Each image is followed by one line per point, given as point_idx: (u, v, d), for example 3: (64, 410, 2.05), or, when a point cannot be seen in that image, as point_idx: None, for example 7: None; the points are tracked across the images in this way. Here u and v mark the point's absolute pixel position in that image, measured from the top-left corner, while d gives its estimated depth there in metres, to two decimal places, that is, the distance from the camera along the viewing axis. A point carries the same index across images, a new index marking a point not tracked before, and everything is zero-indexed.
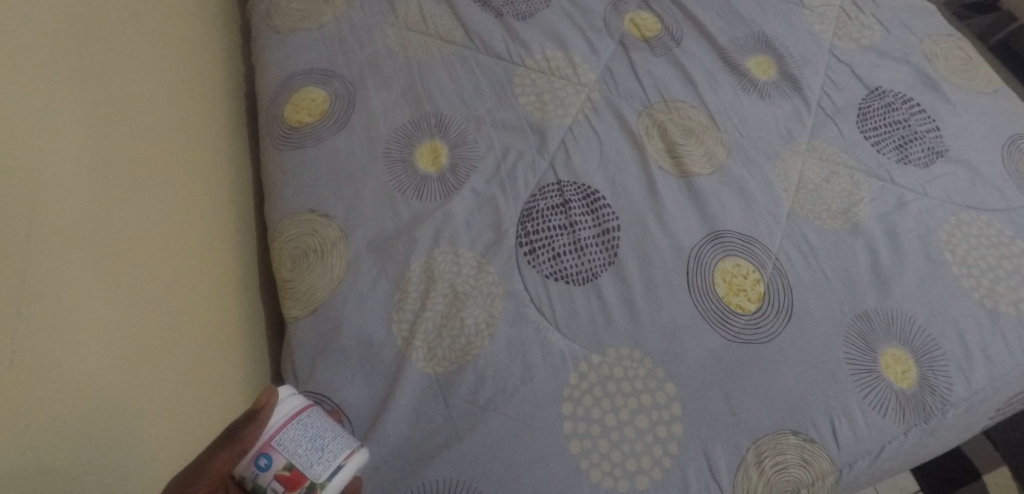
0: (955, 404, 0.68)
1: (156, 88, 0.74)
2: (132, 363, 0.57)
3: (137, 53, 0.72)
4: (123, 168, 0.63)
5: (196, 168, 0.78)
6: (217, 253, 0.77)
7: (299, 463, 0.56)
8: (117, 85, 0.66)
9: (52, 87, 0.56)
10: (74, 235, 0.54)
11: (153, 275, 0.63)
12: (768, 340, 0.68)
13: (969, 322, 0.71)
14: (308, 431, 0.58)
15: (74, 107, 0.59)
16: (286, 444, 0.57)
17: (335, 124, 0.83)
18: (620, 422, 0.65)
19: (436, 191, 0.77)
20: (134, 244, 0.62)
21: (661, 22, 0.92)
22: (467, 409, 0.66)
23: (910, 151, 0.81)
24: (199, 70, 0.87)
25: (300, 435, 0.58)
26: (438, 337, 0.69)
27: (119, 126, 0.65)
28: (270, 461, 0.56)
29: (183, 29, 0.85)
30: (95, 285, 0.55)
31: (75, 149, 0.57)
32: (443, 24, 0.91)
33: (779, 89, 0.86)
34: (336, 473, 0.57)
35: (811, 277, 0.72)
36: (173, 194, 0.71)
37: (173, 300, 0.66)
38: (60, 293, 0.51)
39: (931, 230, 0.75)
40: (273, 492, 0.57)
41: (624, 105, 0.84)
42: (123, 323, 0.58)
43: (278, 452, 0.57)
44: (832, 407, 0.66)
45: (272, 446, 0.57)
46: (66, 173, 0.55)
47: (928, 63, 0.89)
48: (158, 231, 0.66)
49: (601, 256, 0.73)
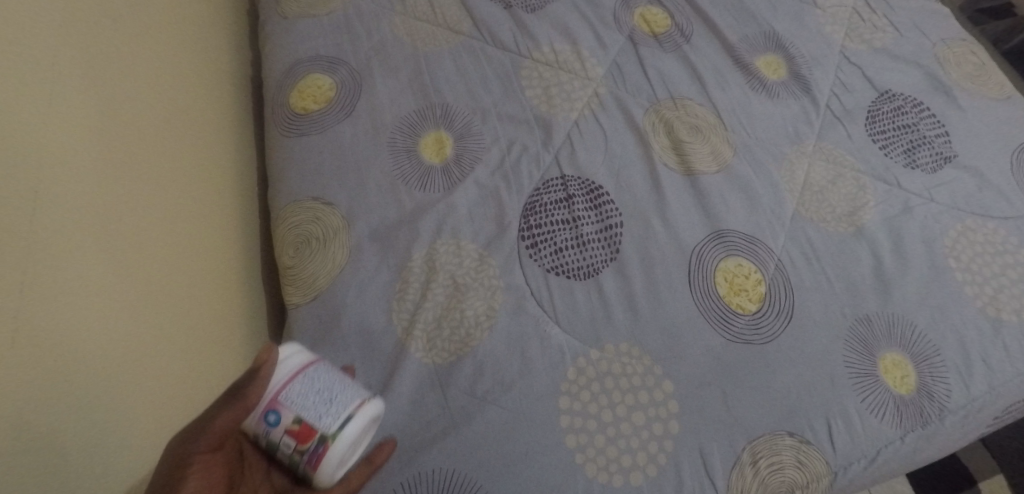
0: (953, 411, 0.68)
1: (162, 71, 0.72)
2: (144, 353, 0.56)
3: (144, 34, 0.70)
4: (131, 151, 0.62)
5: (202, 154, 0.77)
6: (221, 241, 0.76)
7: (307, 417, 0.56)
8: (124, 65, 0.65)
9: (61, 67, 0.55)
10: (88, 223, 0.53)
11: (160, 261, 0.62)
12: (768, 341, 0.68)
13: (970, 329, 0.70)
14: (315, 385, 0.58)
15: (85, 88, 0.57)
16: (293, 399, 0.57)
17: (341, 112, 0.82)
18: (617, 418, 0.65)
19: (440, 182, 0.77)
20: (142, 228, 0.61)
21: (671, 18, 0.91)
22: (465, 400, 0.66)
23: (918, 156, 0.80)
24: (207, 53, 0.85)
25: (306, 389, 0.57)
26: (438, 328, 0.69)
27: (126, 106, 0.63)
28: (278, 417, 0.57)
29: (194, 14, 0.84)
30: (109, 281, 0.54)
31: (87, 127, 0.56)
32: (452, 14, 0.90)
33: (787, 89, 0.85)
34: (347, 424, 0.57)
35: (813, 279, 0.72)
36: (179, 180, 0.70)
37: (180, 288, 0.65)
38: (67, 280, 0.49)
39: (936, 237, 0.75)
40: (287, 447, 0.57)
41: (632, 101, 0.83)
42: (136, 316, 0.56)
43: (285, 407, 0.57)
44: (829, 410, 0.66)
45: (279, 401, 0.57)
46: (78, 150, 0.54)
47: (940, 67, 0.88)
48: (164, 216, 0.65)
49: (603, 252, 0.73)
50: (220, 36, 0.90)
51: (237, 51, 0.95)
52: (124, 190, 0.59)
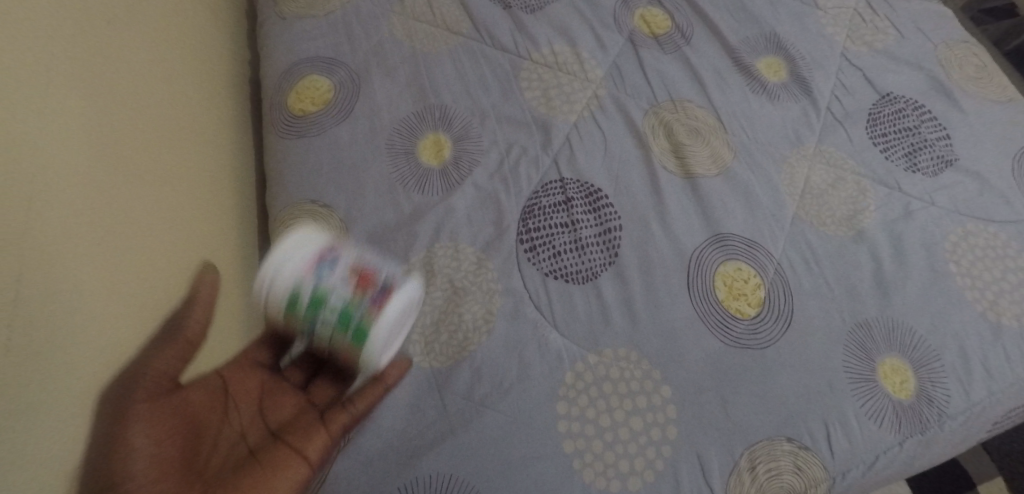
0: (953, 416, 0.68)
1: (155, 51, 0.70)
2: (112, 338, 0.54)
3: (138, 10, 0.68)
4: (122, 135, 0.60)
5: (192, 140, 0.75)
6: (209, 231, 0.74)
7: (369, 267, 0.65)
8: (117, 43, 0.63)
9: (50, 42, 0.53)
10: (69, 205, 0.51)
11: (142, 247, 0.60)
12: (766, 346, 0.68)
13: (970, 334, 0.70)
14: (365, 256, 0.68)
15: (76, 68, 0.55)
16: (351, 255, 0.66)
17: (339, 113, 0.82)
18: (615, 423, 0.64)
19: (438, 184, 0.77)
20: (126, 214, 0.59)
21: (671, 19, 0.91)
22: (462, 405, 0.66)
23: (919, 159, 0.80)
24: (201, 41, 0.83)
25: (360, 255, 0.67)
26: (436, 332, 0.69)
27: (117, 85, 0.61)
28: (338, 263, 0.64)
29: (203, 20, 0.85)
30: (84, 268, 0.52)
31: (79, 111, 0.55)
32: (451, 15, 0.90)
33: (788, 91, 0.85)
34: (403, 281, 0.66)
35: (813, 284, 0.71)
36: (167, 163, 0.68)
37: (162, 276, 0.62)
38: (59, 271, 0.49)
39: (936, 241, 0.75)
40: (343, 287, 0.63)
41: (631, 103, 0.83)
42: (108, 302, 0.54)
43: (345, 257, 0.65)
44: (828, 416, 0.66)
45: (340, 253, 0.65)
46: (68, 130, 0.53)
47: (942, 69, 0.87)
48: (150, 200, 0.63)
49: (602, 256, 0.73)
50: (219, 35, 0.90)
51: (236, 51, 0.94)
52: (122, 184, 0.59)
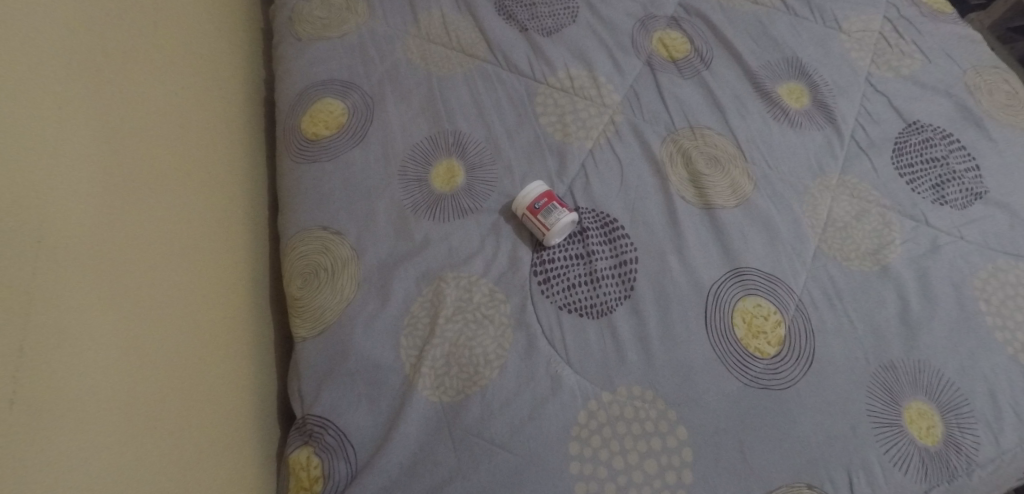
0: (981, 465, 0.65)
1: (174, 79, 0.76)
2: (119, 375, 0.56)
3: (157, 49, 0.73)
4: (126, 172, 0.63)
5: (204, 171, 0.77)
6: (223, 254, 0.77)
7: (550, 224, 0.72)
8: (134, 75, 0.68)
9: (65, 89, 0.57)
10: (75, 244, 0.55)
11: (151, 276, 0.63)
12: (786, 387, 0.66)
13: (1000, 377, 0.67)
14: (563, 231, 0.73)
15: (85, 116, 0.59)
16: (552, 222, 0.71)
17: (352, 138, 0.81)
18: (629, 466, 0.63)
19: (451, 211, 0.76)
20: (134, 249, 0.62)
21: (690, 42, 0.89)
22: (472, 442, 0.64)
23: (947, 191, 0.77)
24: (209, 68, 0.85)
25: (563, 230, 0.73)
26: (446, 366, 0.67)
27: (134, 114, 0.66)
28: (554, 208, 0.72)
29: (216, 51, 0.88)
30: (91, 311, 0.55)
31: (86, 155, 0.58)
32: (467, 37, 0.89)
33: (811, 118, 0.82)
34: (558, 225, 0.72)
35: (835, 322, 0.69)
36: (179, 189, 0.71)
37: (174, 305, 0.65)
38: (71, 305, 0.53)
39: (965, 278, 0.72)
40: (530, 210, 0.72)
41: (649, 130, 0.81)
42: (116, 340, 0.57)
43: (543, 216, 0.72)
44: (851, 461, 0.63)
45: (544, 214, 0.72)
46: (73, 165, 0.56)
47: (971, 96, 0.84)
48: (169, 217, 0.68)
49: (617, 289, 0.71)
50: (228, 65, 0.91)
51: (246, 78, 0.96)
52: (128, 215, 0.62)
